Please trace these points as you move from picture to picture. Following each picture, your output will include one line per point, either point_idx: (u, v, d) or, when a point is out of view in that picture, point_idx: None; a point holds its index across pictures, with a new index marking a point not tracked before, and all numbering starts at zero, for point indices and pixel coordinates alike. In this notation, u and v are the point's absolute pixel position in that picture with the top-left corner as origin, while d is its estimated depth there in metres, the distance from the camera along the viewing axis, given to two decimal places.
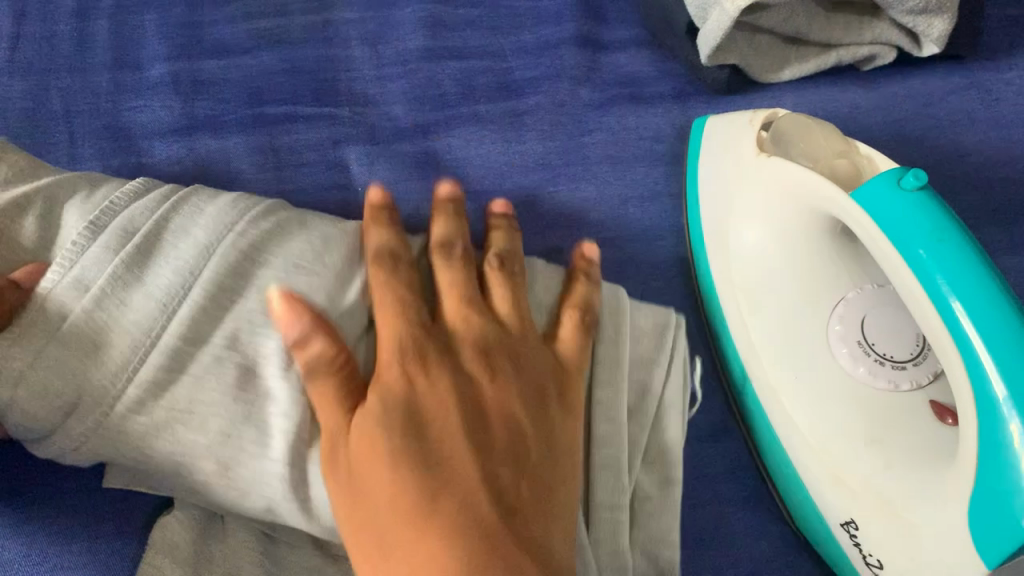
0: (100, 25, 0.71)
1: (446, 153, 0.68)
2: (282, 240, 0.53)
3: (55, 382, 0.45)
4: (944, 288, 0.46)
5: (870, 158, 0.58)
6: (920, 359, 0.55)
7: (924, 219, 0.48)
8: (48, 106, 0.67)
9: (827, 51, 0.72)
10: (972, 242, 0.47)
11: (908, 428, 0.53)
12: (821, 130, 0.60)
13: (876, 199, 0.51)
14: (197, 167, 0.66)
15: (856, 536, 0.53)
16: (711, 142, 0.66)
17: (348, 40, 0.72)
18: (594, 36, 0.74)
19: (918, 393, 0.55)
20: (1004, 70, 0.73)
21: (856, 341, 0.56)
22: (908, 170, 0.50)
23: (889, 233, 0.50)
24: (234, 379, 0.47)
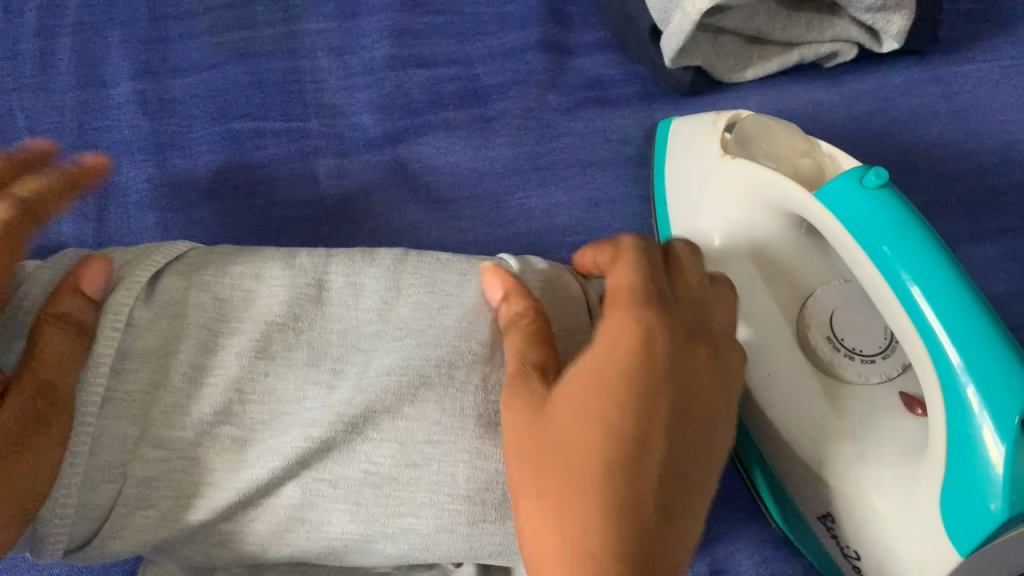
0: (63, 42, 0.70)
1: (416, 162, 0.68)
2: (222, 277, 0.49)
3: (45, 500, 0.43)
4: (906, 280, 0.46)
5: (833, 157, 0.58)
6: (889, 351, 0.56)
7: (886, 218, 0.48)
8: (14, 126, 0.66)
9: (789, 50, 0.73)
10: (935, 238, 0.47)
11: (879, 424, 0.53)
12: (783, 131, 0.60)
13: (836, 195, 0.51)
14: (168, 185, 0.65)
15: (833, 529, 0.54)
16: (675, 144, 0.65)
17: (315, 51, 0.72)
18: (561, 40, 0.75)
19: (888, 385, 0.55)
20: (961, 64, 0.75)
21: (825, 336, 0.57)
22: (869, 169, 0.50)
23: (850, 229, 0.50)
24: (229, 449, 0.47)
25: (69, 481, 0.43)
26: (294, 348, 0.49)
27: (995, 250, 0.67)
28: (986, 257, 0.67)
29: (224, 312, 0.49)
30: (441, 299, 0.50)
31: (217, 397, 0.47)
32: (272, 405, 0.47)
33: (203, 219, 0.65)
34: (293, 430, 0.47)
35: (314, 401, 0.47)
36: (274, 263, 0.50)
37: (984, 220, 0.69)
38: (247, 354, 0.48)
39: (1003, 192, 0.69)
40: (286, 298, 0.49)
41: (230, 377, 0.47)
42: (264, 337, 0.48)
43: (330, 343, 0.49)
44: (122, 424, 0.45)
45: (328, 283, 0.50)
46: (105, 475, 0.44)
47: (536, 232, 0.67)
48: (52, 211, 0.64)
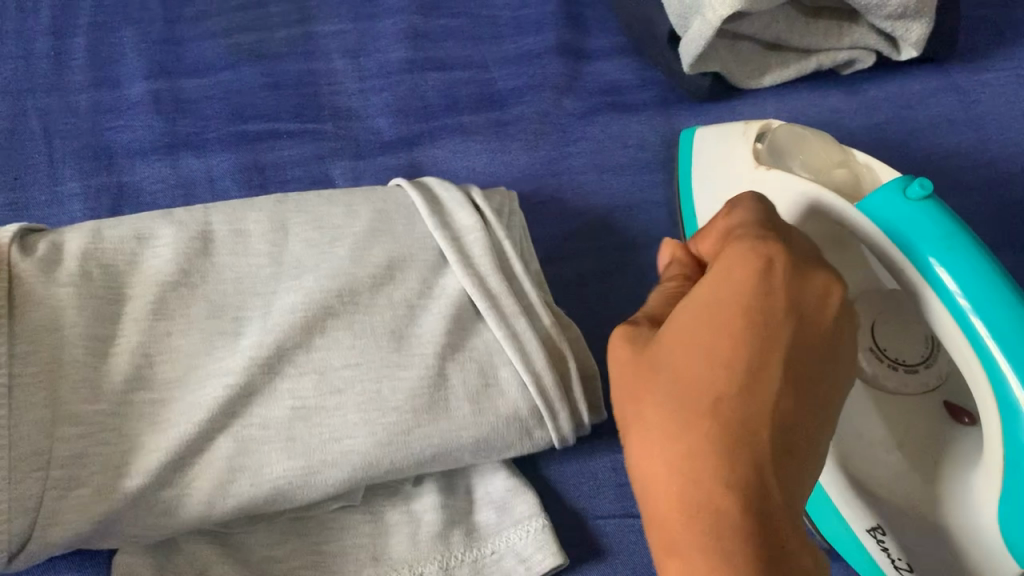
0: (77, 42, 0.70)
1: (432, 166, 0.68)
2: (193, 271, 0.49)
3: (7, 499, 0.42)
4: (959, 292, 0.47)
5: (869, 167, 0.57)
6: (931, 360, 0.56)
7: (934, 226, 0.48)
8: (27, 126, 0.66)
9: (806, 57, 0.72)
10: (981, 247, 0.48)
11: (926, 430, 0.54)
12: (817, 140, 0.59)
13: (882, 207, 0.51)
14: (181, 186, 0.65)
15: (884, 541, 0.53)
16: (701, 155, 0.65)
17: (330, 53, 0.71)
18: (577, 44, 0.74)
19: (930, 394, 0.56)
20: (980, 72, 0.74)
21: (868, 348, 0.57)
22: (913, 179, 0.51)
23: (894, 239, 0.50)
24: (229, 454, 0.46)
25: (20, 477, 0.42)
26: (259, 332, 0.48)
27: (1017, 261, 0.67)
28: (1010, 266, 0.66)
29: (200, 310, 0.49)
30: (406, 291, 0.51)
31: (212, 397, 0.46)
32: (262, 399, 0.47)
33: None
34: (277, 413, 0.47)
35: (290, 384, 0.48)
36: (239, 247, 0.50)
37: (1005, 229, 0.68)
38: (257, 360, 0.47)
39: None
40: (254, 284, 0.50)
41: (227, 383, 0.47)
42: (231, 326, 0.49)
43: (297, 324, 0.48)
44: (126, 423, 0.46)
45: (300, 267, 0.50)
46: (103, 475, 0.44)
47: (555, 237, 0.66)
48: (65, 210, 0.63)
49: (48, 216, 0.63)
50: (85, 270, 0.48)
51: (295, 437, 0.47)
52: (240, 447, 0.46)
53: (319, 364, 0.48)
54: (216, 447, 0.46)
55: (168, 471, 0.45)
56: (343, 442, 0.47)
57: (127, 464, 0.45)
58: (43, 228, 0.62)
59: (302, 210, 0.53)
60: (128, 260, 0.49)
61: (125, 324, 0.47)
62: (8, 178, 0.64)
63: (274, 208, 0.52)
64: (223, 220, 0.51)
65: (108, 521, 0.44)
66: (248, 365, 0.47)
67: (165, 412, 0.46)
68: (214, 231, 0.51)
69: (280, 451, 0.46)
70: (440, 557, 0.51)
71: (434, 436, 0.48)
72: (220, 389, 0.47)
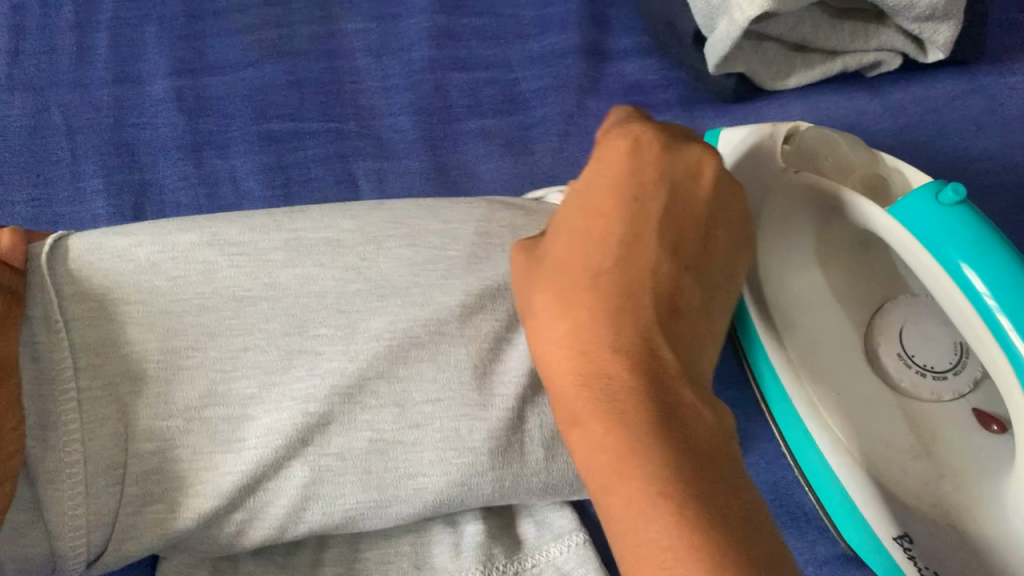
0: (99, 37, 0.69)
1: (455, 167, 0.68)
2: (272, 283, 0.48)
3: (63, 512, 0.43)
4: (985, 289, 0.47)
5: (898, 171, 0.57)
6: (960, 367, 0.55)
7: (967, 234, 0.48)
8: (50, 122, 0.65)
9: (832, 59, 0.72)
10: (1014, 254, 0.48)
11: (953, 438, 0.54)
12: (845, 143, 0.59)
13: (907, 209, 0.51)
14: (204, 184, 0.65)
15: (911, 550, 0.52)
16: None
17: (353, 51, 0.71)
18: (601, 44, 0.74)
19: (960, 402, 0.55)
20: (1007, 75, 0.74)
21: (895, 353, 0.57)
22: (946, 183, 0.50)
23: (926, 246, 0.50)
24: (301, 489, 0.46)
25: (71, 493, 0.43)
26: (342, 360, 0.47)
27: None
28: None
29: (279, 325, 0.47)
30: (494, 323, 0.50)
31: (289, 425, 0.46)
32: (341, 428, 0.47)
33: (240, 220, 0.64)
34: (355, 444, 0.46)
35: (369, 414, 0.47)
36: (326, 258, 0.49)
37: None
38: (340, 389, 0.46)
39: None
40: (338, 303, 0.48)
41: (308, 413, 0.46)
42: (310, 344, 0.47)
43: (382, 354, 0.47)
44: (198, 441, 0.45)
45: (386, 289, 0.48)
46: (175, 492, 0.45)
47: None
48: (89, 208, 0.63)
49: (72, 215, 0.63)
50: (153, 281, 0.47)
51: (371, 471, 0.47)
52: (318, 479, 0.46)
53: (401, 396, 0.47)
54: (292, 474, 0.46)
55: (238, 493, 0.45)
56: (416, 479, 0.47)
57: (197, 483, 0.45)
58: (67, 226, 0.62)
59: (400, 222, 0.51)
60: (202, 270, 0.47)
61: (197, 339, 0.46)
62: (31, 175, 0.63)
63: (368, 216, 0.51)
64: (308, 226, 0.50)
65: (182, 538, 0.45)
66: (330, 394, 0.46)
67: (236, 430, 0.46)
68: (301, 238, 0.49)
69: (357, 486, 0.46)
70: (481, 569, 0.51)
71: (506, 477, 0.48)
72: (299, 417, 0.46)
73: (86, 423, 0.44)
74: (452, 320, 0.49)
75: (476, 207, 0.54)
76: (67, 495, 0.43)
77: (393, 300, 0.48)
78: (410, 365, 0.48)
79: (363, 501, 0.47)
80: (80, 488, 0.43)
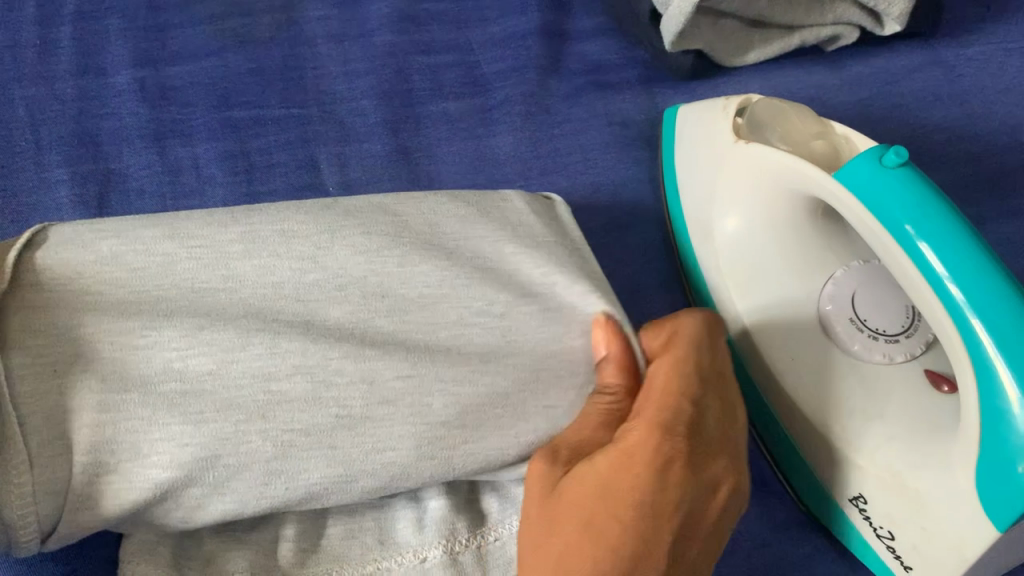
0: (63, 31, 0.70)
1: (417, 149, 0.68)
2: (230, 273, 0.47)
3: (11, 478, 0.39)
4: (936, 260, 0.47)
5: (848, 139, 0.58)
6: (912, 330, 0.56)
7: (909, 195, 0.48)
8: (13, 114, 0.66)
9: (790, 34, 0.72)
10: (956, 213, 0.48)
11: (907, 399, 0.54)
12: (796, 113, 0.59)
13: (861, 178, 0.51)
14: (167, 172, 0.65)
15: (866, 510, 0.53)
16: (682, 132, 0.65)
17: (314, 38, 0.72)
18: (561, 26, 0.74)
19: (913, 363, 0.56)
20: (963, 47, 0.74)
21: (849, 318, 0.57)
22: (890, 148, 0.50)
23: (872, 209, 0.50)
24: (267, 462, 0.43)
25: (17, 462, 0.40)
26: (305, 339, 0.46)
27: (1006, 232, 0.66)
28: (997, 237, 0.66)
29: (239, 309, 0.46)
30: (461, 308, 0.49)
31: (251, 397, 0.44)
32: (305, 403, 0.44)
33: (203, 206, 0.64)
34: (320, 419, 0.44)
35: (334, 391, 0.45)
36: (281, 247, 0.48)
37: (991, 202, 0.68)
38: (300, 363, 0.45)
39: (1010, 175, 0.69)
40: (298, 290, 0.47)
41: (268, 380, 0.44)
42: (271, 325, 0.46)
43: (344, 338, 0.46)
44: (156, 413, 0.42)
45: (343, 275, 0.48)
46: (124, 460, 0.42)
47: None
48: (52, 197, 0.64)
49: (35, 204, 0.63)
50: (116, 272, 0.46)
51: (337, 446, 0.44)
52: (283, 456, 0.43)
53: (368, 373, 0.46)
54: (253, 448, 0.43)
55: (197, 467, 0.42)
56: (385, 454, 0.45)
57: (154, 454, 0.42)
58: (31, 215, 0.63)
59: (351, 215, 0.51)
60: (163, 261, 0.47)
61: (155, 320, 0.44)
62: None
63: (320, 212, 0.51)
64: (261, 219, 0.49)
65: (134, 515, 0.42)
66: (293, 373, 0.45)
67: (195, 403, 0.43)
68: (253, 229, 0.49)
69: (323, 461, 0.44)
70: (444, 543, 0.48)
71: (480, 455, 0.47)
72: (261, 392, 0.44)
73: (28, 397, 0.41)
74: (416, 306, 0.49)
75: (434, 201, 0.54)
76: (10, 465, 0.40)
77: (353, 287, 0.48)
78: (377, 345, 0.47)
79: (325, 475, 0.44)
80: (25, 459, 0.40)
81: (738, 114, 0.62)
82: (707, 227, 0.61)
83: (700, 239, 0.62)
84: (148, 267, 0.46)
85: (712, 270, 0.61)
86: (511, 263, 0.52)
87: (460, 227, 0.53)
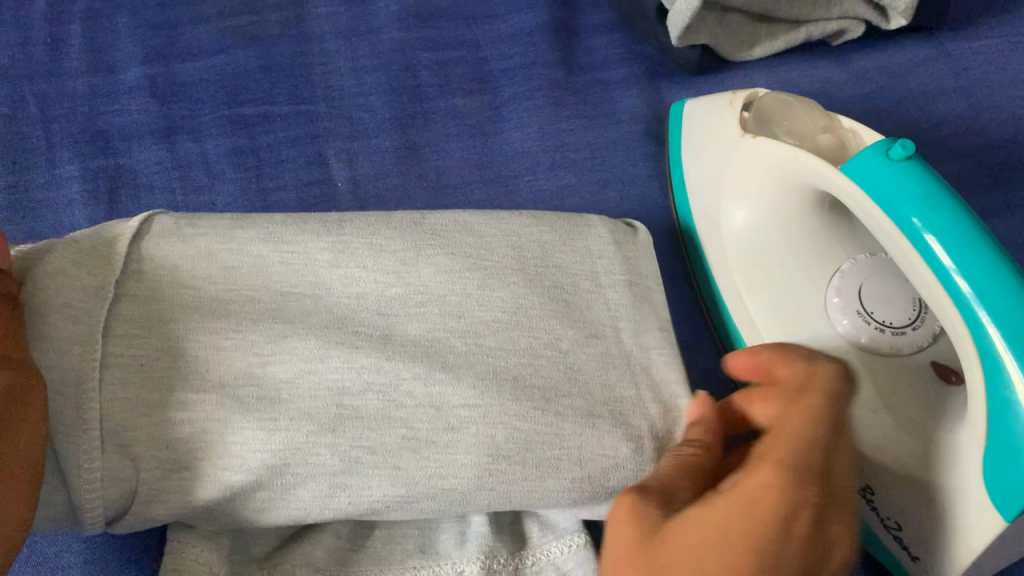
0: (73, 28, 0.71)
1: (425, 144, 0.69)
2: (318, 281, 0.51)
3: (85, 463, 0.43)
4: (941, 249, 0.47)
5: (854, 131, 0.57)
6: (919, 323, 0.56)
7: (914, 186, 0.48)
8: (25, 111, 0.67)
9: (796, 28, 0.72)
10: (963, 205, 0.48)
11: (914, 389, 0.55)
12: (802, 106, 0.59)
13: (864, 172, 0.51)
14: (177, 167, 0.66)
15: (873, 501, 0.54)
16: (690, 126, 0.66)
17: (322, 36, 0.72)
18: (567, 22, 0.75)
19: (920, 356, 0.56)
20: (970, 40, 0.75)
21: (856, 311, 0.57)
22: (896, 142, 0.51)
23: (878, 201, 0.51)
24: (331, 476, 0.46)
25: (88, 447, 0.43)
26: (380, 357, 0.49)
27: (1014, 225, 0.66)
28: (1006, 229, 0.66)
29: (319, 321, 0.50)
30: (530, 339, 0.52)
31: (324, 409, 0.47)
32: (374, 423, 0.47)
33: (213, 200, 0.65)
34: (388, 439, 0.47)
35: (405, 414, 0.48)
36: (368, 261, 0.52)
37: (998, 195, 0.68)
38: (373, 379, 0.48)
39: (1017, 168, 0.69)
40: (382, 305, 0.51)
41: (344, 394, 0.48)
42: (350, 339, 0.49)
43: (418, 354, 0.50)
44: (231, 414, 0.46)
45: (424, 296, 0.52)
46: (201, 458, 0.45)
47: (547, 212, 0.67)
48: (63, 193, 0.64)
49: (47, 199, 0.64)
50: (208, 270, 0.50)
51: (401, 467, 0.47)
52: (349, 467, 0.46)
53: (436, 399, 0.48)
54: (321, 459, 0.46)
55: (265, 472, 0.45)
56: (446, 479, 0.47)
57: (227, 454, 0.45)
58: (43, 210, 0.63)
59: (438, 235, 0.54)
60: (254, 263, 0.51)
61: (237, 326, 0.49)
62: (6, 162, 0.65)
63: (407, 229, 0.54)
64: (356, 232, 0.53)
65: (207, 511, 0.46)
66: (366, 391, 0.48)
67: (269, 411, 0.46)
68: (348, 241, 0.52)
69: (385, 479, 0.46)
70: (484, 559, 0.52)
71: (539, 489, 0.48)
72: (335, 405, 0.47)
73: (114, 386, 0.45)
74: (492, 331, 0.51)
75: (516, 220, 0.57)
76: (79, 451, 0.43)
77: (433, 308, 0.51)
78: (449, 368, 0.49)
79: (387, 492, 0.46)
80: (97, 444, 0.44)
81: (745, 107, 0.62)
82: (717, 219, 0.63)
83: (711, 233, 0.63)
84: (240, 271, 0.50)
85: (722, 262, 0.62)
86: (585, 296, 0.54)
87: (539, 253, 0.55)
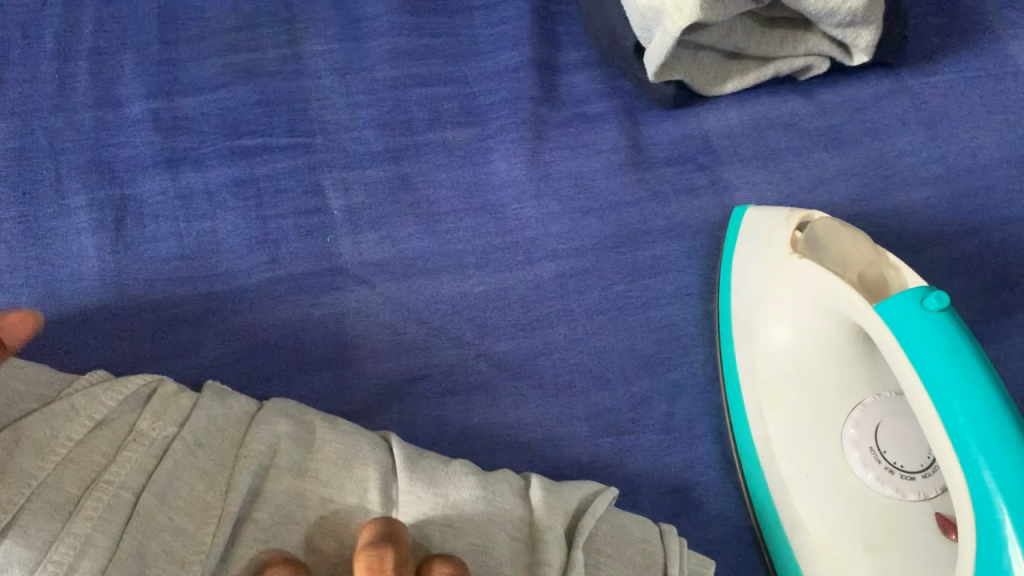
0: (80, 65, 0.74)
1: (416, 175, 0.72)
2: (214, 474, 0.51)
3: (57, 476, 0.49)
4: (956, 409, 0.48)
5: (898, 270, 0.57)
6: (930, 470, 0.56)
7: (941, 338, 0.50)
8: (35, 144, 0.70)
9: (765, 64, 0.77)
10: (984, 365, 0.49)
11: (904, 522, 0.56)
12: (852, 236, 0.61)
13: (899, 318, 0.52)
14: (180, 197, 0.69)
15: (911, 490, 0.56)
16: (748, 235, 0.67)
17: (318, 72, 0.76)
18: (551, 58, 0.79)
19: (924, 504, 0.56)
20: (928, 75, 0.79)
21: (867, 447, 0.58)
22: (930, 290, 0.52)
23: (906, 348, 0.52)
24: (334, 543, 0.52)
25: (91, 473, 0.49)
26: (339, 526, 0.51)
27: (970, 247, 0.71)
28: (959, 252, 0.71)
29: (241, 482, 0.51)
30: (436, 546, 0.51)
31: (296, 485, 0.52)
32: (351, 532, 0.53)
33: (214, 228, 0.68)
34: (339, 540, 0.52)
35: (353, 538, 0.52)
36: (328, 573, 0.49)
37: (955, 223, 0.72)
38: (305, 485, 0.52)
39: (973, 194, 0.74)
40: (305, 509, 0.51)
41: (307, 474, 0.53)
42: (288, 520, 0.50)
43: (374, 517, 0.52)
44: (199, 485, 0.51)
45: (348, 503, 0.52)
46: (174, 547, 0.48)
47: (531, 239, 0.71)
48: (72, 222, 0.68)
49: (56, 229, 0.67)
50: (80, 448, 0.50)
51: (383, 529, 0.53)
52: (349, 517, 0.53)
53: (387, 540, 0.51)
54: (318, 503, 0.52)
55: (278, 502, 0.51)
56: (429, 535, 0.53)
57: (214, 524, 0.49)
58: (52, 240, 0.67)
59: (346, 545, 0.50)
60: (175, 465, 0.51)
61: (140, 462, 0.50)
62: (18, 193, 0.68)
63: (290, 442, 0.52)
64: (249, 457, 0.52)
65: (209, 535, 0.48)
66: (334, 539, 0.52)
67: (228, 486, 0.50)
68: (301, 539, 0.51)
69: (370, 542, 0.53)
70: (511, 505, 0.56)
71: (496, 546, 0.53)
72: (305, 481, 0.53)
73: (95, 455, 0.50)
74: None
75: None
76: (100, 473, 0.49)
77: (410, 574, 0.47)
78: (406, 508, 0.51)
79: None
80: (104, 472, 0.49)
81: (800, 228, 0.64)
82: (756, 335, 0.63)
83: (746, 348, 0.64)
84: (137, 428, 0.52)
85: (751, 372, 0.63)
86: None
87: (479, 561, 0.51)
